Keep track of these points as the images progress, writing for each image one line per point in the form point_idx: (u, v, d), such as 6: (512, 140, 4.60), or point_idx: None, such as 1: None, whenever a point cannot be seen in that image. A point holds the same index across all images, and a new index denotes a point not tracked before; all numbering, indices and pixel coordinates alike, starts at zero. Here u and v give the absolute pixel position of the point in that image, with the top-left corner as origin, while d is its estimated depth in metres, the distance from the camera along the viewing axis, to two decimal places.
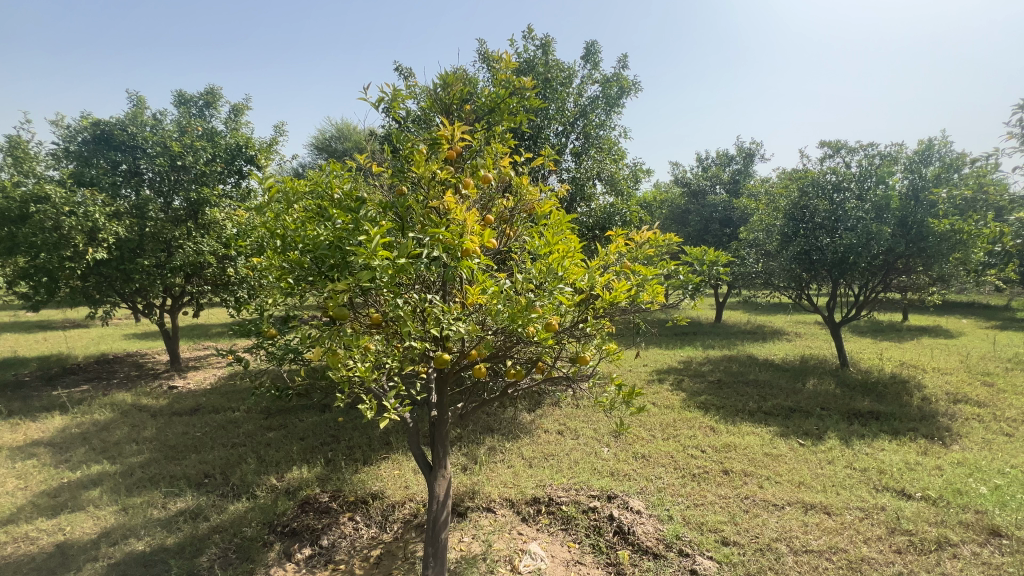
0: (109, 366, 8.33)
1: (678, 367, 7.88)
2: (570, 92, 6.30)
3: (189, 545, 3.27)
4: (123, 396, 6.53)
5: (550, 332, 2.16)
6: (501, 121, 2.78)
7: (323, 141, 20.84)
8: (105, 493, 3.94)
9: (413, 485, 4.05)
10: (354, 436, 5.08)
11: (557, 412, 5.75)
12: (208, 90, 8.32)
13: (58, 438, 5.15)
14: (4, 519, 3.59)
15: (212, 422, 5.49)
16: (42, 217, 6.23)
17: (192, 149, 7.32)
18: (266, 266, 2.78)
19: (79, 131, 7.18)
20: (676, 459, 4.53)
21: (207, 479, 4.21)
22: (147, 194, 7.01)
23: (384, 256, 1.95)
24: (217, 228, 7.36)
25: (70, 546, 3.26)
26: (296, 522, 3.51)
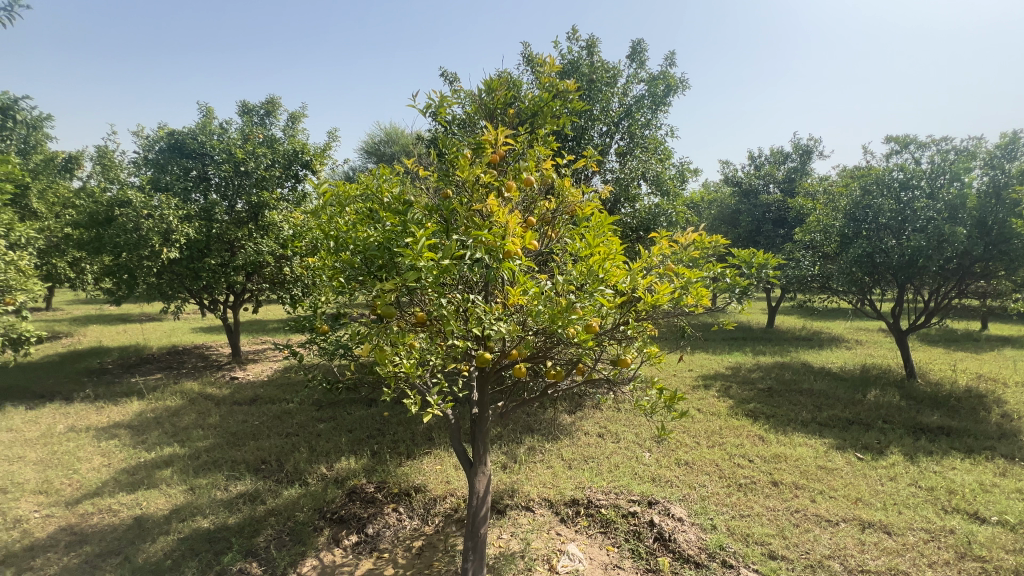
0: (179, 357, 9.03)
1: (725, 373, 7.60)
2: (615, 92, 6.22)
3: (248, 525, 3.50)
4: (191, 385, 7.07)
5: (590, 333, 2.18)
6: (544, 125, 2.80)
7: (374, 146, 21.84)
8: (175, 473, 4.29)
9: (454, 481, 4.15)
10: (399, 431, 5.25)
11: (598, 415, 5.70)
12: (268, 99, 8.86)
13: (135, 421, 5.64)
14: (91, 492, 4.00)
15: (268, 412, 5.84)
16: (126, 219, 6.86)
17: (254, 155, 7.81)
18: (320, 265, 2.95)
19: (156, 141, 7.84)
20: (722, 467, 4.39)
21: (264, 465, 4.49)
22: (214, 198, 7.53)
23: (429, 257, 2.03)
24: (275, 229, 7.79)
25: (145, 519, 3.58)
26: (344, 510, 3.68)
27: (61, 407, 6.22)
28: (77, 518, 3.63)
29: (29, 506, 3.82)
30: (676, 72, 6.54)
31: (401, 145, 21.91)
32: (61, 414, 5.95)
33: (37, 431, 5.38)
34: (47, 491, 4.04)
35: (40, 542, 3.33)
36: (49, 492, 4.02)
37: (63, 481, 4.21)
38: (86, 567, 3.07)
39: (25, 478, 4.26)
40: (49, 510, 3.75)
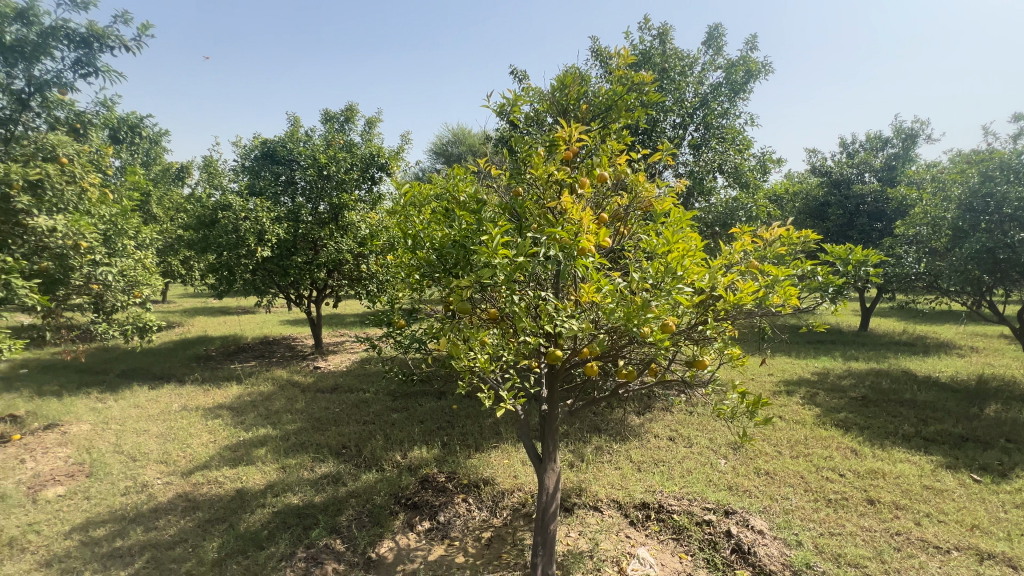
0: (270, 347, 9.89)
1: (811, 378, 7.04)
2: (689, 81, 5.95)
3: (332, 505, 3.77)
4: (281, 373, 7.72)
5: (666, 333, 2.11)
6: (618, 119, 2.74)
7: (442, 148, 22.69)
8: (269, 453, 4.71)
9: (521, 476, 4.20)
10: (467, 424, 5.39)
11: (668, 417, 5.50)
12: (347, 107, 9.45)
13: (236, 404, 6.27)
14: (202, 465, 4.50)
15: (348, 400, 6.24)
16: (227, 222, 7.65)
17: (335, 160, 8.36)
18: (398, 262, 3.10)
19: (252, 150, 8.66)
20: (808, 480, 4.07)
21: (345, 450, 4.80)
22: (300, 201, 8.13)
23: (503, 255, 2.06)
24: (354, 229, 8.28)
25: (245, 492, 3.97)
26: (417, 496, 3.84)
27: (176, 388, 7.05)
28: (190, 486, 4.11)
29: (153, 473, 4.38)
30: (757, 57, 6.12)
31: (467, 146, 22.63)
32: (176, 394, 6.74)
33: (157, 408, 6.14)
34: (167, 461, 4.60)
35: (163, 506, 3.80)
36: (168, 462, 4.57)
37: (179, 453, 4.77)
38: (198, 530, 3.47)
39: (150, 448, 4.89)
40: (168, 478, 4.27)
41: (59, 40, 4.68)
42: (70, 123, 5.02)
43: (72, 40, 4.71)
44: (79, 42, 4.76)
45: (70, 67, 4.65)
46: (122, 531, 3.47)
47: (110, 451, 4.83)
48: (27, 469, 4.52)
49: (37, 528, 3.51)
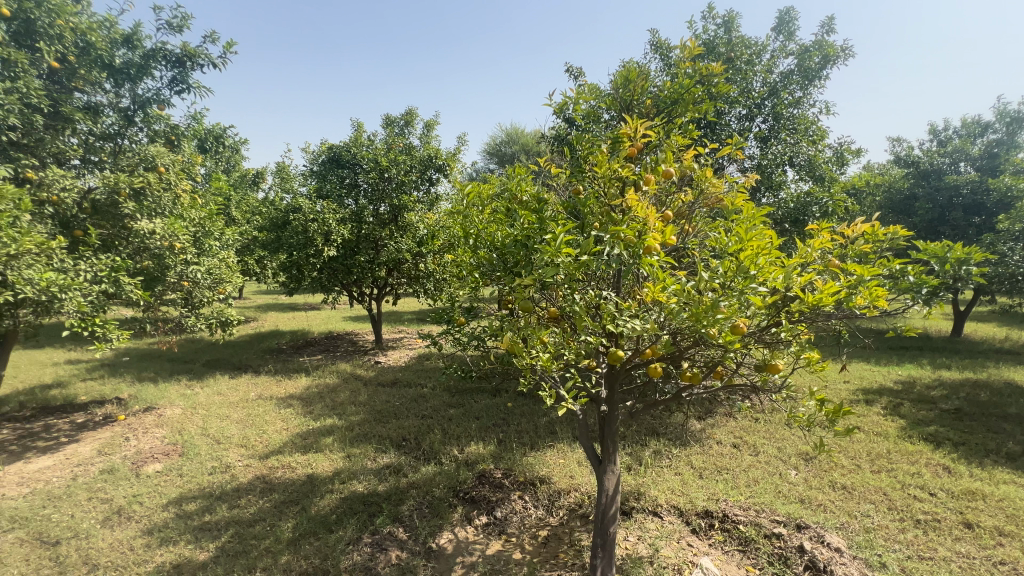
0: (334, 342, 10.44)
1: (893, 387, 6.47)
2: (757, 70, 5.64)
3: (394, 494, 3.92)
4: (344, 366, 8.13)
5: (736, 335, 2.01)
6: (684, 113, 2.65)
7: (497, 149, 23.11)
8: (336, 442, 4.98)
9: (578, 476, 4.17)
10: (523, 422, 5.42)
11: (731, 424, 5.26)
12: (407, 111, 9.78)
13: (305, 394, 6.67)
14: (276, 450, 4.84)
15: (407, 395, 6.46)
16: (298, 223, 8.17)
17: (396, 162, 8.67)
18: (459, 261, 3.18)
19: (319, 155, 9.14)
20: (892, 498, 3.75)
21: (405, 442, 4.98)
22: (362, 203, 8.50)
23: (567, 253, 2.05)
24: (412, 229, 8.58)
25: (315, 477, 4.22)
26: (474, 491, 3.92)
27: (253, 378, 7.62)
28: (267, 469, 4.42)
29: (234, 456, 4.75)
30: (835, 40, 5.69)
31: (521, 146, 23.14)
32: (252, 384, 7.28)
33: (237, 396, 6.67)
34: (246, 445, 4.99)
35: (244, 486, 4.12)
36: (247, 446, 4.95)
37: (257, 438, 5.15)
38: (274, 511, 3.72)
39: (231, 433, 5.31)
40: (248, 461, 4.62)
41: (159, 61, 5.19)
42: (166, 136, 5.55)
43: (168, 61, 5.21)
44: (175, 62, 5.25)
45: (167, 85, 5.16)
46: (210, 507, 3.80)
47: (197, 434, 5.30)
48: (130, 446, 5.05)
49: (139, 500, 3.92)
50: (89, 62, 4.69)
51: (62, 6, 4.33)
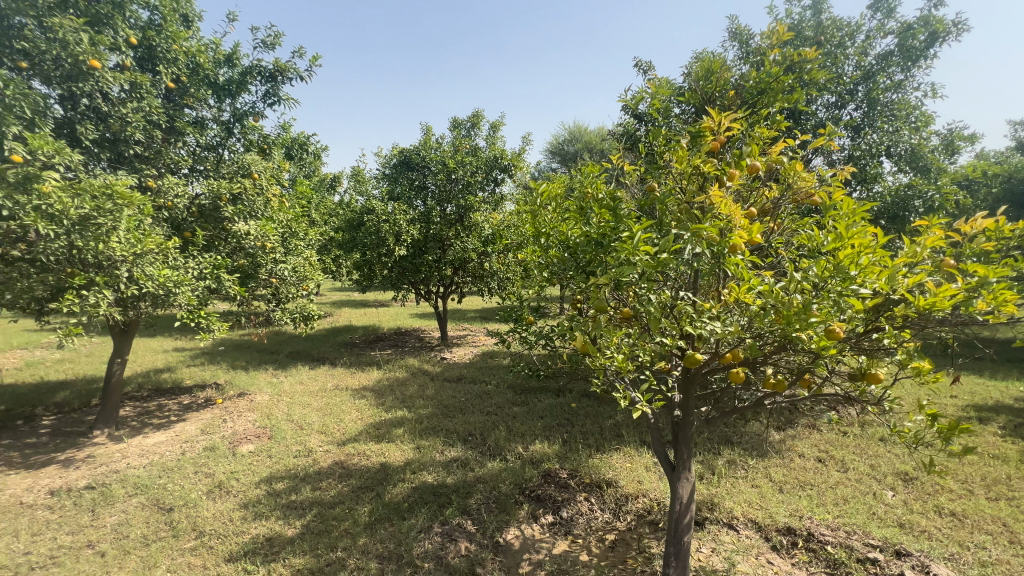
0: (403, 337, 10.90)
1: (1013, 405, 5.70)
2: (850, 53, 5.19)
3: (462, 487, 4.03)
4: (413, 361, 8.47)
5: (832, 340, 1.86)
6: (772, 103, 2.49)
7: (559, 148, 23.62)
8: (406, 433, 5.20)
9: (646, 482, 4.06)
10: (587, 423, 5.37)
11: (815, 436, 4.88)
12: (473, 113, 9.99)
13: (377, 387, 7.03)
14: (353, 438, 5.14)
15: (472, 391, 6.61)
16: (372, 224, 8.63)
17: (463, 164, 8.86)
18: (529, 260, 3.21)
19: (391, 158, 9.54)
20: (1014, 530, 3.30)
21: (471, 437, 5.10)
22: (431, 203, 8.78)
23: (645, 252, 2.01)
24: (478, 229, 8.85)
25: (389, 466, 4.43)
26: (540, 489, 3.93)
27: (330, 369, 8.14)
28: (344, 456, 4.70)
29: (315, 441, 5.10)
30: (945, 15, 5.09)
31: (583, 144, 23.10)
32: (330, 375, 7.77)
33: (317, 386, 7.15)
34: (326, 432, 5.34)
35: (325, 470, 4.41)
36: (327, 433, 5.30)
37: (335, 426, 5.49)
38: (352, 495, 3.95)
39: (312, 420, 5.70)
40: (328, 447, 4.94)
41: (255, 76, 5.69)
42: (259, 145, 6.06)
43: (263, 76, 5.69)
44: (268, 77, 5.72)
45: (261, 99, 5.64)
46: (296, 487, 4.11)
47: (283, 419, 5.75)
48: (227, 428, 5.57)
49: (235, 476, 4.31)
50: (198, 81, 5.24)
51: (177, 33, 4.88)
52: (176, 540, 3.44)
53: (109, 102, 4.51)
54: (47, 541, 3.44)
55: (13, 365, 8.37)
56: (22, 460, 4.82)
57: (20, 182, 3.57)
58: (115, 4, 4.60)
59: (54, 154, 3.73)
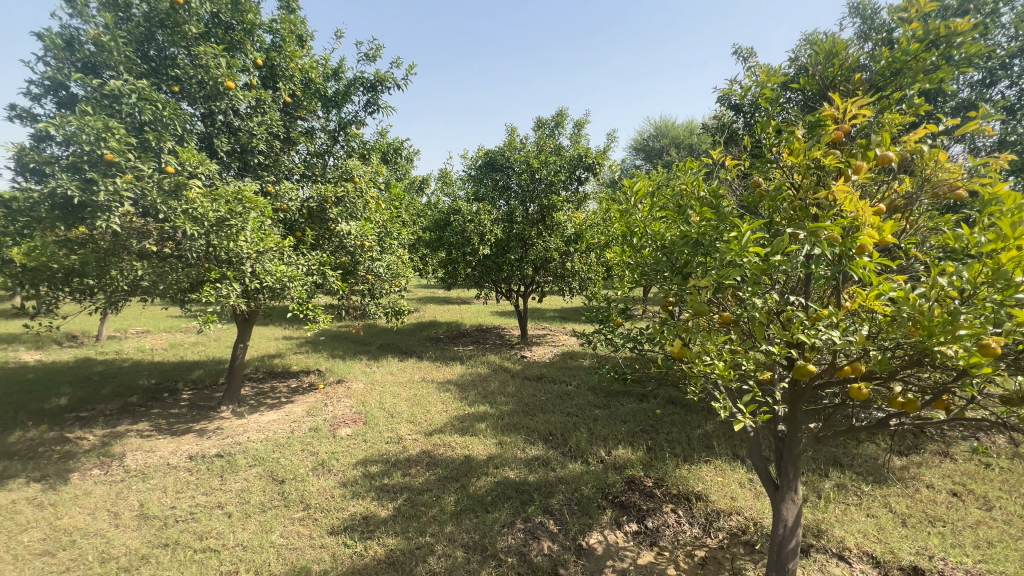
0: (484, 334, 11.20)
1: None
2: (1006, 21, 4.43)
3: (544, 486, 4.04)
4: (494, 358, 8.67)
5: (985, 356, 1.61)
6: (910, 85, 2.20)
7: (643, 144, 23.05)
8: (489, 428, 5.33)
9: (739, 499, 3.79)
10: (673, 431, 5.13)
11: (947, 465, 4.25)
12: (557, 112, 9.97)
13: (460, 381, 7.28)
14: (439, 429, 5.37)
15: (553, 391, 6.61)
16: (458, 224, 8.94)
17: (546, 163, 8.86)
18: (620, 260, 3.14)
19: (476, 159, 9.80)
20: None
21: (552, 436, 5.10)
22: (514, 203, 8.91)
23: (753, 253, 1.88)
24: (561, 229, 8.81)
25: (472, 459, 4.56)
26: (624, 496, 3.83)
27: (417, 362, 8.58)
28: (432, 445, 4.93)
29: (405, 429, 5.41)
30: None
31: (670, 140, 22.22)
32: (417, 367, 8.20)
33: (406, 377, 7.58)
34: (414, 422, 5.63)
35: (414, 457, 4.66)
36: (415, 422, 5.59)
37: (422, 416, 5.78)
38: (439, 483, 4.13)
39: (402, 409, 6.05)
40: (416, 436, 5.21)
41: (358, 88, 6.14)
42: (359, 152, 6.54)
43: (364, 87, 6.12)
44: (369, 88, 6.15)
45: (363, 108, 6.07)
46: (388, 471, 4.38)
47: (376, 406, 6.17)
48: (328, 411, 6.10)
49: (336, 457, 4.70)
50: (310, 94, 5.75)
51: (295, 52, 5.42)
52: (288, 509, 3.82)
53: (238, 117, 5.13)
54: (188, 499, 3.99)
55: (161, 346, 9.84)
56: (168, 427, 5.65)
57: (172, 190, 4.20)
58: (246, 30, 5.23)
59: (198, 165, 4.34)
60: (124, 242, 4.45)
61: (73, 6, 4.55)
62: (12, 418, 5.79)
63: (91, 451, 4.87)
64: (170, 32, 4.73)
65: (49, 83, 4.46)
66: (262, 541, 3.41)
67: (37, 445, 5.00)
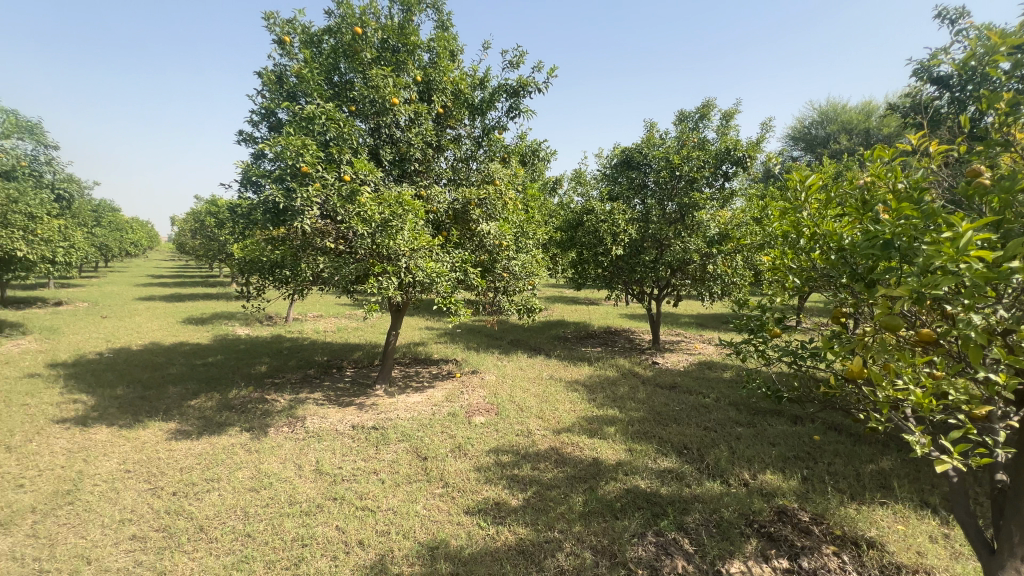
0: (613, 336, 10.97)
1: None
2: None
3: (678, 502, 3.81)
4: (623, 362, 8.44)
5: None
6: None
7: (802, 132, 20.52)
8: (618, 433, 5.20)
9: (930, 557, 3.12)
10: (837, 463, 4.43)
11: None
12: (703, 104, 9.28)
13: (588, 382, 7.24)
14: (567, 428, 5.40)
15: (688, 401, 6.20)
16: (591, 224, 8.84)
17: (688, 159, 8.31)
18: (779, 263, 2.80)
19: (611, 157, 9.55)
20: None
21: (687, 450, 4.79)
22: (651, 202, 8.53)
23: (972, 258, 1.52)
24: (702, 229, 8.21)
25: (601, 463, 4.51)
26: (773, 527, 3.42)
27: (546, 360, 8.74)
28: (560, 443, 4.99)
29: (534, 424, 5.55)
30: None
31: (839, 125, 19.35)
32: (546, 365, 8.36)
33: (535, 373, 7.79)
34: (543, 418, 5.75)
35: (542, 452, 4.76)
36: (544, 419, 5.71)
37: (551, 413, 5.88)
38: (567, 482, 4.16)
39: (531, 404, 6.23)
40: (545, 432, 5.32)
41: (501, 94, 6.45)
42: (501, 155, 6.89)
43: (507, 93, 6.42)
44: (512, 94, 6.43)
45: (505, 114, 6.36)
46: (519, 463, 4.55)
47: (507, 399, 6.44)
48: (464, 398, 6.55)
49: (471, 442, 5.03)
50: (459, 104, 6.21)
51: (448, 67, 5.89)
52: (430, 484, 4.20)
53: (400, 129, 5.76)
54: (351, 462, 4.63)
55: (332, 329, 11.56)
56: (336, 398, 6.61)
57: (349, 196, 4.89)
58: (409, 51, 5.86)
59: (368, 173, 4.99)
60: (311, 240, 5.30)
61: (283, 47, 5.58)
62: (232, 378, 7.33)
63: (282, 412, 5.94)
64: (351, 60, 5.57)
65: (265, 111, 5.54)
66: (409, 509, 3.79)
67: (247, 402, 6.26)
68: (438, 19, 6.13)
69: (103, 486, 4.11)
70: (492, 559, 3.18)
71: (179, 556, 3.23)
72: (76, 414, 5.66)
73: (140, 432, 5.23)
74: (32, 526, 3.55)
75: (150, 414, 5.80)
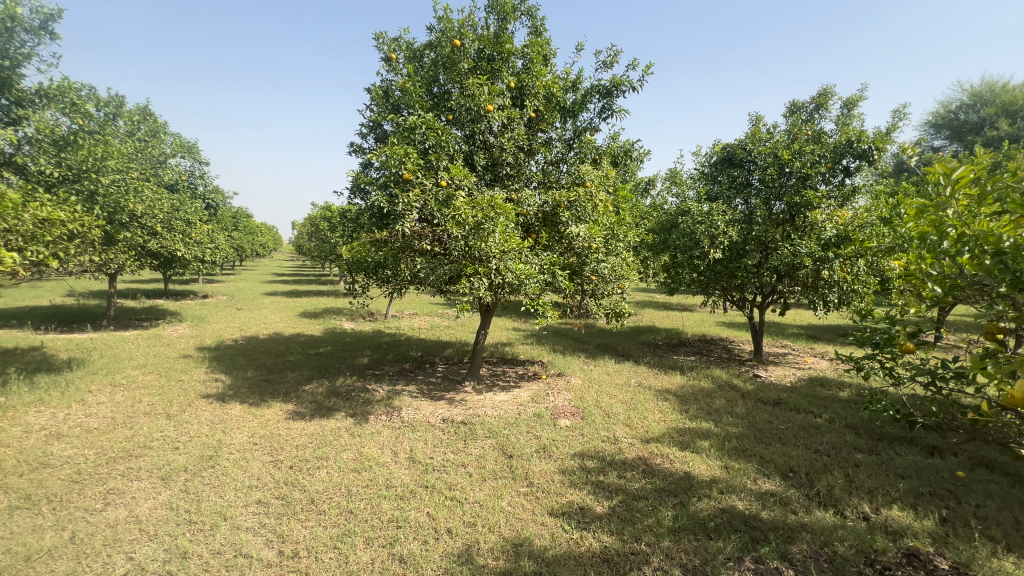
0: (708, 345, 10.32)
1: None
2: None
3: (782, 528, 3.48)
4: (719, 372, 7.91)
5: None
6: None
7: (946, 118, 17.74)
8: (713, 448, 4.88)
9: None
10: (988, 505, 3.75)
11: None
12: (819, 93, 8.41)
13: (680, 392, 6.88)
14: (656, 438, 5.18)
15: (795, 420, 5.63)
16: (686, 224, 8.31)
17: (800, 153, 7.56)
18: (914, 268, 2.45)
19: (710, 155, 9.02)
20: None
21: (793, 473, 4.36)
22: (756, 202, 7.88)
23: None
24: (816, 230, 7.42)
25: (693, 478, 4.26)
26: (901, 571, 2.98)
27: (634, 366, 8.47)
28: (648, 453, 4.80)
29: (621, 431, 5.40)
30: None
31: (996, 108, 16.43)
32: (634, 371, 8.10)
33: (622, 380, 7.58)
34: (630, 426, 5.58)
35: (629, 461, 4.62)
36: (632, 427, 5.54)
37: (638, 422, 5.68)
38: (655, 494, 4.00)
39: (618, 410, 6.08)
40: (632, 440, 5.15)
41: (594, 95, 6.38)
42: (592, 156, 6.81)
43: (600, 93, 6.33)
44: (605, 94, 6.33)
45: (597, 115, 6.27)
46: (604, 469, 4.46)
47: (593, 404, 6.34)
48: (549, 400, 6.57)
49: (556, 444, 5.03)
50: (551, 107, 6.28)
51: (541, 71, 5.96)
52: (515, 482, 4.27)
53: (493, 135, 5.94)
54: (441, 454, 4.87)
55: (426, 326, 12.25)
56: (428, 392, 6.99)
57: (445, 200, 5.14)
58: (503, 59, 6.02)
59: (463, 179, 5.21)
60: (410, 242, 5.62)
61: (390, 64, 6.04)
62: (339, 368, 8.07)
63: (381, 401, 6.42)
64: (450, 72, 5.88)
65: (373, 124, 6.03)
66: (495, 504, 3.89)
67: (351, 390, 6.85)
68: (533, 24, 6.23)
69: (237, 455, 4.75)
70: (575, 564, 3.15)
71: (295, 522, 3.64)
72: (217, 392, 6.60)
73: (265, 411, 5.96)
74: (184, 482, 4.20)
75: (273, 395, 6.59)
